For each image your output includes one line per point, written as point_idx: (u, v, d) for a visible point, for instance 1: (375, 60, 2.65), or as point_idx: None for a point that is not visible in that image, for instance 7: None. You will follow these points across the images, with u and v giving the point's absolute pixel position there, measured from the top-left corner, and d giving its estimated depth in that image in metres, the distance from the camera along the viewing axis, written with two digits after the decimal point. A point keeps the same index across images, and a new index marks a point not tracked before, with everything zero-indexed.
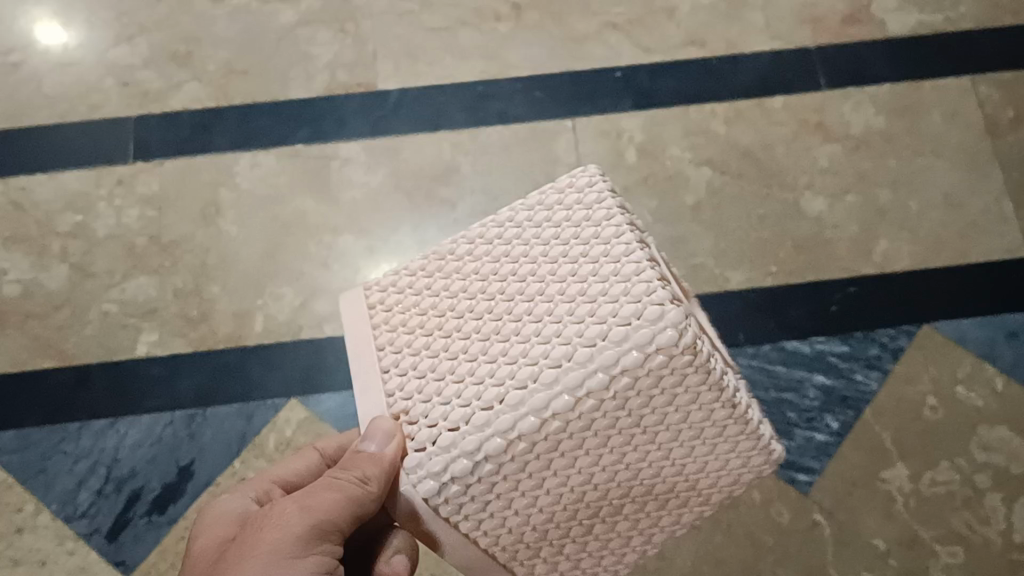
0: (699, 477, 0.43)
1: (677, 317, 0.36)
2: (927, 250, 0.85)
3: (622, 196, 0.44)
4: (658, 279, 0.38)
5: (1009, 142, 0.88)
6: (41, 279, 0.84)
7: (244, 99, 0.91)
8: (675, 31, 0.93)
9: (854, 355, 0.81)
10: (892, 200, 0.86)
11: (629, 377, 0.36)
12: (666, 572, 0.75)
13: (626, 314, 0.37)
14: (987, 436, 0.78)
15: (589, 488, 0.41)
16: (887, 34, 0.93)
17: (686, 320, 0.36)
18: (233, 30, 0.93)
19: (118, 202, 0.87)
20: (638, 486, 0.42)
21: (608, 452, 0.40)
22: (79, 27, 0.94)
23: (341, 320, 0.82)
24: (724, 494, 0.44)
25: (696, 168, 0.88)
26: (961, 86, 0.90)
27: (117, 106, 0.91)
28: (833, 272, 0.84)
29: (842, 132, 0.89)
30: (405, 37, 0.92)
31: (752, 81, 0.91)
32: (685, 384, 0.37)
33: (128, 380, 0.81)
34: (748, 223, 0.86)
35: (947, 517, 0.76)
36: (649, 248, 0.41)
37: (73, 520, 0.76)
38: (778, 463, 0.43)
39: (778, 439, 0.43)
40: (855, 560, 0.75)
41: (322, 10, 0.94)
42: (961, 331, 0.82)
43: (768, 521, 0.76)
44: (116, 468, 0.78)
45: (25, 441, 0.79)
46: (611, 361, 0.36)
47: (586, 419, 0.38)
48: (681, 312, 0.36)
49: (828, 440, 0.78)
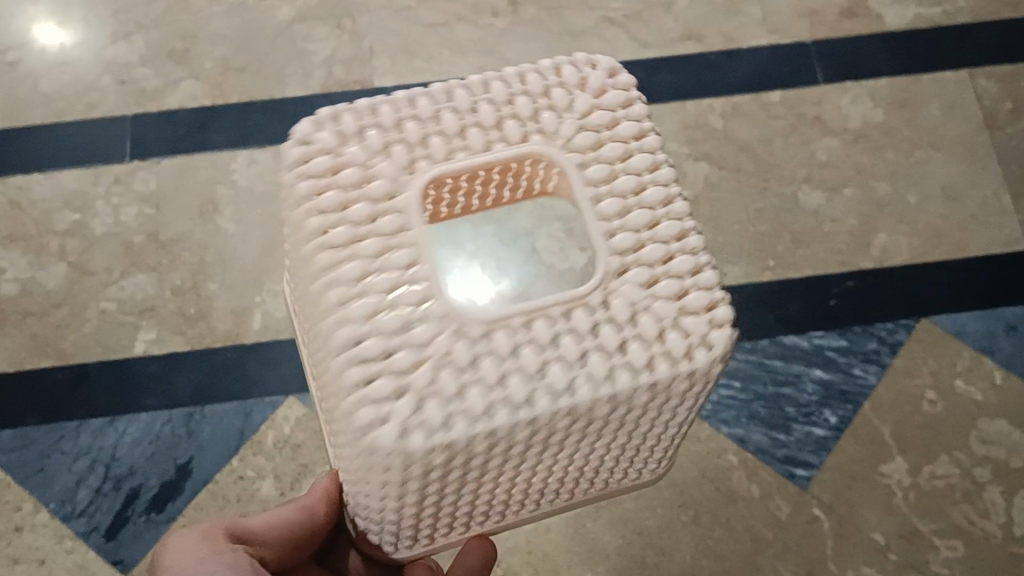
0: (634, 406, 0.46)
1: (391, 437, 0.42)
2: (926, 243, 0.85)
3: (322, 205, 0.46)
4: (355, 382, 0.43)
5: (1007, 134, 0.88)
6: (39, 277, 0.84)
7: (242, 96, 0.91)
8: (673, 26, 0.93)
9: (853, 350, 0.81)
10: (891, 193, 0.86)
11: (433, 456, 0.44)
12: (665, 569, 0.75)
13: (379, 417, 0.42)
14: (986, 429, 0.78)
15: (535, 452, 0.48)
16: (885, 27, 0.93)
17: (402, 415, 0.42)
18: (229, 27, 0.93)
19: (116, 200, 0.87)
20: (585, 429, 0.47)
21: (517, 447, 0.46)
22: (76, 26, 0.94)
23: None
24: (690, 388, 0.46)
25: (694, 162, 0.87)
26: (959, 79, 0.90)
27: (114, 104, 0.90)
28: (832, 265, 0.84)
29: (840, 125, 0.89)
30: (402, 33, 0.92)
31: (749, 74, 0.91)
32: (503, 421, 0.43)
33: (127, 378, 0.81)
34: (746, 217, 0.85)
35: (947, 511, 0.76)
36: (345, 283, 0.45)
37: (71, 518, 0.76)
38: (691, 355, 0.45)
39: (657, 354, 0.44)
40: (855, 554, 0.75)
41: (318, 6, 0.93)
42: (960, 325, 0.82)
43: (767, 515, 0.76)
44: (115, 467, 0.78)
45: (23, 441, 0.79)
46: (397, 459, 0.43)
47: (442, 467, 0.46)
48: (387, 426, 0.42)
49: (827, 434, 0.78)
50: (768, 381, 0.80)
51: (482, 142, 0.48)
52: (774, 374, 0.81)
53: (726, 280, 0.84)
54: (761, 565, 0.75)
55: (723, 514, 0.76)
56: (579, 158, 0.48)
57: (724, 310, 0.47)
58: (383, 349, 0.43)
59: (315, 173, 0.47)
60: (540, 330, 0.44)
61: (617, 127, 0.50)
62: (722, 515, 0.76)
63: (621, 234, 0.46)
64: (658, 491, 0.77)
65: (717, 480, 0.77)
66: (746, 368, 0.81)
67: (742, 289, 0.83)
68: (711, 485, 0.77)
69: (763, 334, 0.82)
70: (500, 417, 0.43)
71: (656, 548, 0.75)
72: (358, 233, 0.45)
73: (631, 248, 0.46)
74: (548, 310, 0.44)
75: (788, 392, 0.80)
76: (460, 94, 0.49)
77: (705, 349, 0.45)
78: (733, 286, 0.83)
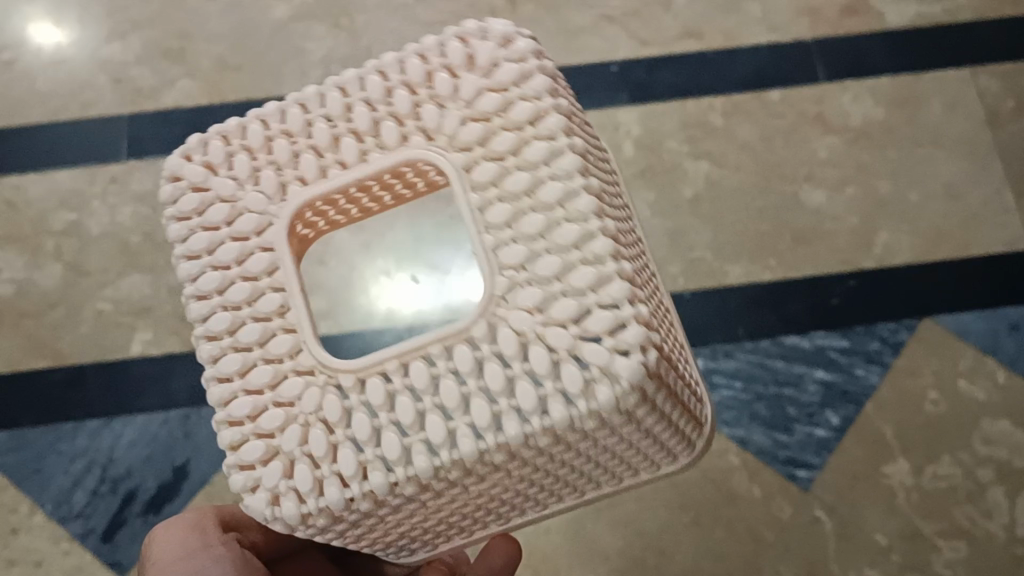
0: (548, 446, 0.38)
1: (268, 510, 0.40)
2: (927, 242, 0.84)
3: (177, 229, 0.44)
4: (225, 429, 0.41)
5: (1010, 132, 0.87)
6: (35, 278, 0.84)
7: (238, 94, 0.90)
8: (673, 24, 0.92)
9: (854, 350, 0.81)
10: (892, 192, 0.86)
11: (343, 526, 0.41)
12: (665, 569, 0.75)
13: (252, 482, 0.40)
14: (988, 430, 0.78)
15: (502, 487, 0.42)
16: (886, 25, 0.92)
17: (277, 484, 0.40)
18: (226, 26, 0.92)
19: (112, 200, 0.86)
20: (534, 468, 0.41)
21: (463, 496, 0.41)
22: (71, 25, 0.93)
23: (337, 318, 0.81)
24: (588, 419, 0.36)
25: (694, 161, 0.87)
26: (960, 77, 0.90)
27: (110, 103, 0.90)
28: (833, 265, 0.84)
29: (841, 124, 0.88)
30: (399, 31, 0.91)
31: (750, 73, 0.90)
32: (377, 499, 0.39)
33: (123, 378, 0.80)
34: (747, 216, 0.85)
35: (950, 511, 0.76)
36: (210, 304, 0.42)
37: (68, 520, 0.76)
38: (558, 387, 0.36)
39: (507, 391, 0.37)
40: (856, 555, 0.75)
41: (315, 4, 0.93)
42: (962, 324, 0.81)
43: (768, 516, 0.76)
44: (112, 468, 0.78)
45: (20, 442, 0.79)
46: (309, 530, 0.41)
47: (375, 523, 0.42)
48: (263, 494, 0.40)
49: (829, 435, 0.78)
50: (769, 382, 0.80)
51: (355, 153, 0.42)
52: (775, 375, 0.80)
53: (726, 279, 0.83)
54: (761, 566, 0.75)
55: (722, 514, 0.76)
56: (461, 160, 0.41)
57: (633, 331, 0.36)
58: (248, 410, 0.41)
59: (186, 213, 0.44)
60: (415, 374, 0.38)
61: (528, 81, 0.41)
62: (722, 515, 0.76)
63: (506, 248, 0.39)
64: (659, 493, 0.77)
65: (717, 481, 0.77)
66: (746, 369, 0.81)
67: (742, 289, 0.83)
68: (711, 486, 0.77)
69: (764, 335, 0.81)
70: (415, 464, 0.38)
71: (656, 548, 0.76)
72: (224, 278, 0.42)
73: (521, 264, 0.38)
74: (425, 350, 0.38)
75: (789, 392, 0.79)
76: (332, 98, 0.43)
77: (608, 384, 0.36)
78: (734, 286, 0.83)
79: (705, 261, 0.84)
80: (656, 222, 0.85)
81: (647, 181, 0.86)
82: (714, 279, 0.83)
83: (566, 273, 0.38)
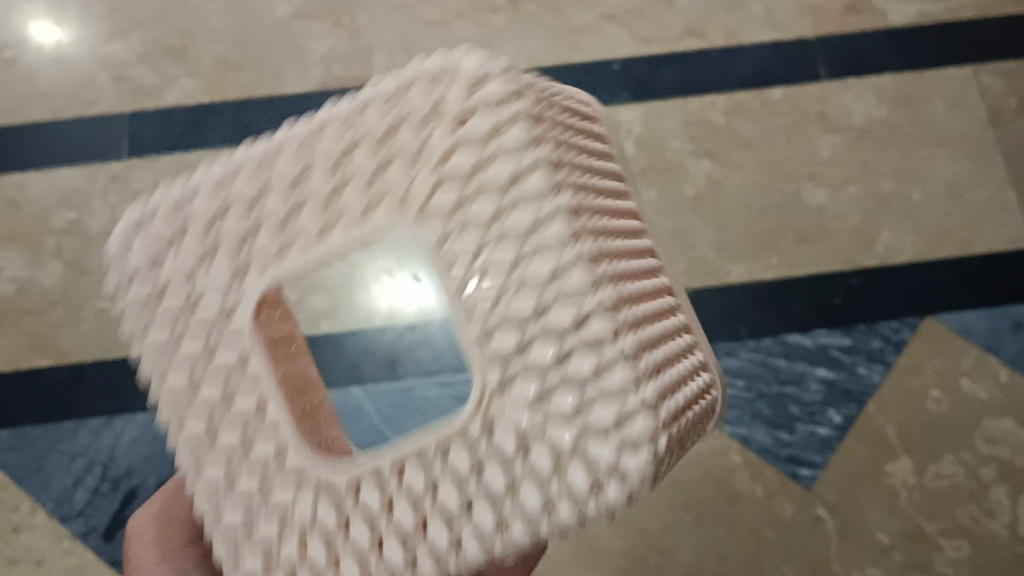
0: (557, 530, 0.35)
1: None
2: (930, 240, 0.84)
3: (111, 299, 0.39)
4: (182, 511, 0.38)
5: (1013, 130, 0.87)
6: (36, 277, 0.83)
7: (240, 93, 0.90)
8: (675, 22, 0.92)
9: (857, 348, 0.81)
10: (895, 190, 0.85)
11: None
12: (666, 568, 0.75)
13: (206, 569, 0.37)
14: (991, 429, 0.77)
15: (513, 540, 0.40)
16: (888, 23, 0.92)
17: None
18: (227, 24, 0.92)
19: (113, 198, 0.86)
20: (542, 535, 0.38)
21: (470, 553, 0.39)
22: (72, 24, 0.93)
23: (339, 317, 0.81)
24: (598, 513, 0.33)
25: (696, 160, 0.87)
26: (963, 76, 0.89)
27: (111, 102, 0.90)
28: (836, 263, 0.83)
29: (843, 122, 0.88)
30: (400, 30, 0.91)
31: (752, 72, 0.90)
32: None
33: (124, 377, 0.80)
34: (749, 215, 0.85)
35: (952, 510, 0.75)
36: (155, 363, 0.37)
37: (69, 519, 0.76)
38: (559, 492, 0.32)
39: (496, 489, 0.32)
40: (858, 554, 0.75)
41: (316, 2, 0.92)
42: (965, 323, 0.81)
43: (770, 515, 0.76)
44: (112, 467, 0.77)
45: (21, 440, 0.79)
46: None
47: None
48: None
49: (831, 434, 0.78)
50: (772, 380, 0.80)
51: (290, 164, 0.35)
52: (778, 373, 0.80)
53: (728, 278, 0.83)
54: (763, 565, 0.75)
55: (724, 513, 0.76)
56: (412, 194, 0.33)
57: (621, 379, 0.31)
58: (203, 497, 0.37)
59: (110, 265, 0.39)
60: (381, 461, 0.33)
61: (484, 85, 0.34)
62: (724, 514, 0.76)
63: (471, 286, 0.32)
64: (661, 492, 0.77)
65: (719, 480, 0.77)
66: (749, 367, 0.80)
67: (744, 288, 0.83)
68: (713, 485, 0.77)
69: (766, 333, 0.81)
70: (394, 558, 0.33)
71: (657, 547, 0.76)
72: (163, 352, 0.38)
73: (517, 309, 0.32)
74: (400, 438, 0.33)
75: (791, 390, 0.79)
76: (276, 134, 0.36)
77: (615, 478, 0.32)
78: (736, 284, 0.83)
79: (708, 259, 0.84)
80: (658, 220, 0.85)
81: (649, 179, 0.86)
82: (716, 277, 0.83)
83: (543, 313, 0.32)
